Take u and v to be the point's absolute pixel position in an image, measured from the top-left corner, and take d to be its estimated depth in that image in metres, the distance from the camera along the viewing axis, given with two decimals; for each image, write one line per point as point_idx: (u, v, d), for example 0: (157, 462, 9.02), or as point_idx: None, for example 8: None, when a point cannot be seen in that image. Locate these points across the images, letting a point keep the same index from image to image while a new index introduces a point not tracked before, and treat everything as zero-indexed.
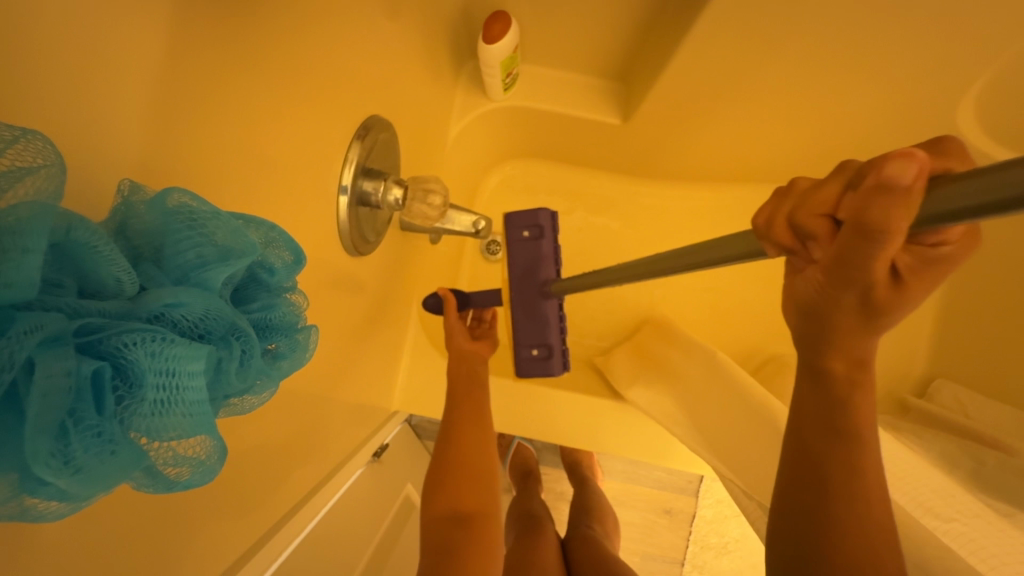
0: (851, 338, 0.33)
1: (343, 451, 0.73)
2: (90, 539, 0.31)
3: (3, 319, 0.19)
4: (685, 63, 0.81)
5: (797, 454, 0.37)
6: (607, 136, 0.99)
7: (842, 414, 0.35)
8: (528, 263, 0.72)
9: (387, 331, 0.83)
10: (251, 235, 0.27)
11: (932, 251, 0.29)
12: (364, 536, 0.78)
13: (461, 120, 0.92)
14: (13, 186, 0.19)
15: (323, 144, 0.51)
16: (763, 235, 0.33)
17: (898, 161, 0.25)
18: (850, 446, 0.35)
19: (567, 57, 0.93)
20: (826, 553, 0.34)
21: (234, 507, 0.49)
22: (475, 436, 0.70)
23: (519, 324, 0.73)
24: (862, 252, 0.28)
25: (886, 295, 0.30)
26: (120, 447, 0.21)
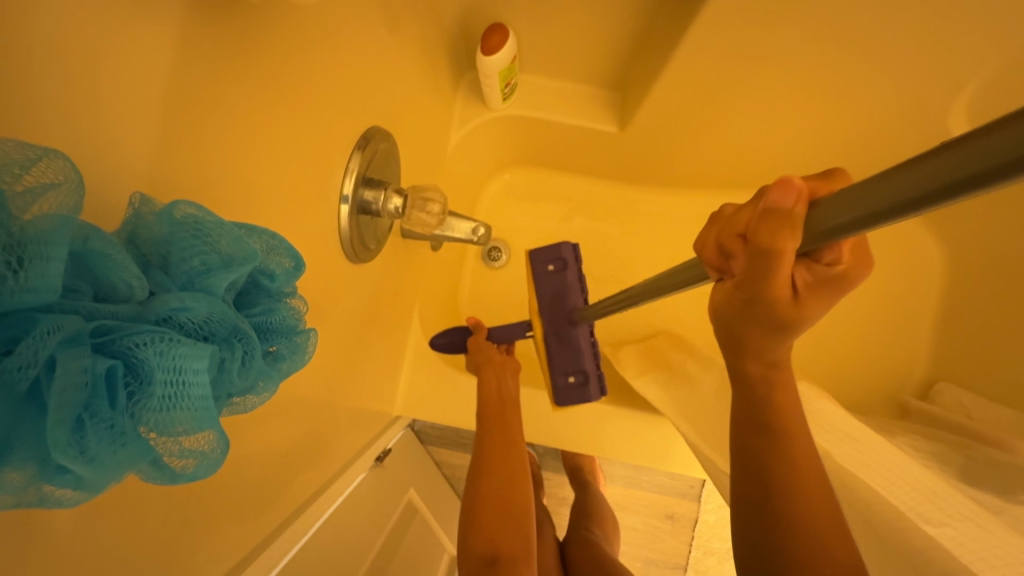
0: (766, 344, 0.41)
1: (344, 454, 0.74)
2: (101, 533, 0.33)
3: (27, 319, 0.20)
4: (680, 71, 0.82)
5: (741, 453, 0.44)
6: (605, 143, 1.00)
7: (767, 412, 0.43)
8: (556, 296, 0.75)
9: (388, 337, 0.85)
10: (253, 244, 0.28)
11: (827, 271, 0.36)
12: (366, 542, 0.78)
13: (460, 129, 0.93)
14: (40, 199, 0.20)
15: (325, 154, 0.52)
16: (700, 254, 0.39)
17: (779, 190, 0.30)
18: (777, 439, 0.43)
19: (564, 67, 0.95)
20: (771, 535, 0.40)
21: (236, 509, 0.50)
22: (502, 468, 0.71)
23: (553, 353, 0.76)
24: (763, 269, 0.34)
25: (790, 306, 0.37)
26: (130, 440, 0.23)
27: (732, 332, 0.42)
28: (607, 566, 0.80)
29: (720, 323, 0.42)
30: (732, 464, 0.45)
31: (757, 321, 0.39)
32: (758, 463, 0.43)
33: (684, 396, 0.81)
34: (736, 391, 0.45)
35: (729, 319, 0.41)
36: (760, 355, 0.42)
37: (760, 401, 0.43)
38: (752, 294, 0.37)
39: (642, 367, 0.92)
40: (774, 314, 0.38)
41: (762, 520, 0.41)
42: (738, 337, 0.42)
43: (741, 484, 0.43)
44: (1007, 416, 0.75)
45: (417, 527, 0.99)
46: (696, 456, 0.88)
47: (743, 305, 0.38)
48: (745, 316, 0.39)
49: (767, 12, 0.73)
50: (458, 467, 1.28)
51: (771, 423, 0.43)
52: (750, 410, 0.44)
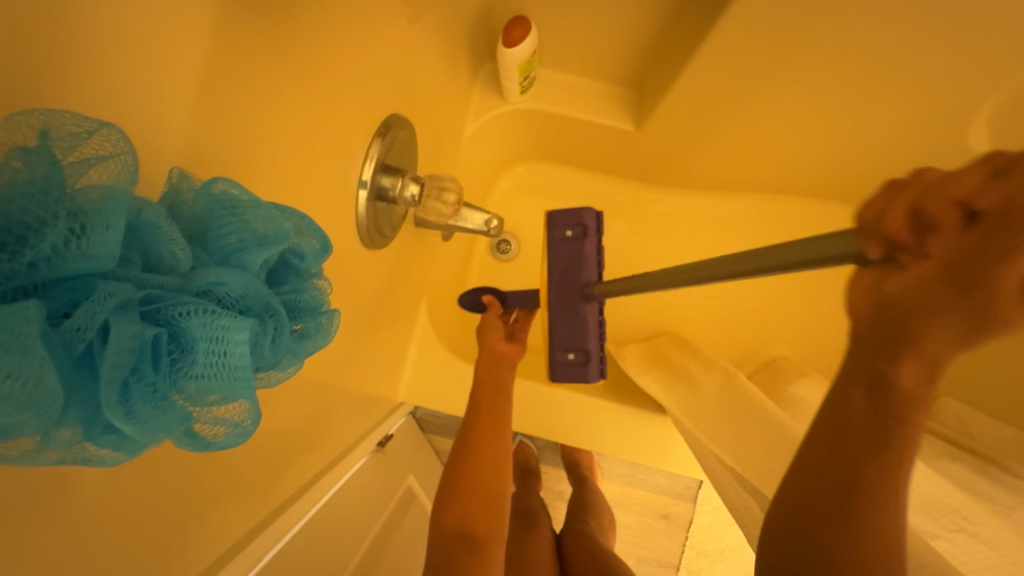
0: (932, 347, 0.31)
1: (344, 441, 0.76)
2: (121, 495, 0.34)
3: (85, 284, 0.21)
4: (701, 72, 0.82)
5: (827, 457, 0.36)
6: (620, 142, 1.00)
7: (887, 432, 0.34)
8: (569, 263, 0.76)
9: (396, 325, 0.85)
10: (286, 223, 0.29)
11: None
12: (362, 529, 0.79)
13: (477, 120, 0.94)
14: (98, 167, 0.21)
15: (346, 139, 0.53)
16: (867, 228, 0.31)
17: None
18: (886, 461, 0.34)
19: (584, 63, 0.94)
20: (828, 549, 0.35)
21: (240, 487, 0.50)
22: (490, 445, 0.72)
23: (556, 325, 0.76)
24: (1005, 242, 0.27)
25: (1005, 304, 0.28)
26: (169, 405, 0.23)
27: (885, 322, 0.32)
28: (601, 561, 0.81)
29: (865, 311, 0.33)
30: (800, 461, 0.38)
31: (943, 316, 0.30)
32: (849, 480, 0.35)
33: (686, 396, 0.81)
34: (844, 393, 0.36)
35: (890, 307, 0.32)
36: (921, 363, 0.32)
37: (885, 418, 0.34)
38: (963, 275, 0.29)
39: (646, 366, 0.93)
40: (977, 312, 0.29)
41: (825, 540, 0.36)
42: (892, 333, 0.32)
43: (805, 489, 0.37)
44: (1006, 434, 0.75)
45: (415, 516, 1.00)
46: (694, 457, 0.89)
47: (938, 291, 0.30)
48: (921, 309, 0.30)
49: (793, 16, 0.73)
50: None
51: (887, 443, 0.34)
52: (866, 424, 0.35)
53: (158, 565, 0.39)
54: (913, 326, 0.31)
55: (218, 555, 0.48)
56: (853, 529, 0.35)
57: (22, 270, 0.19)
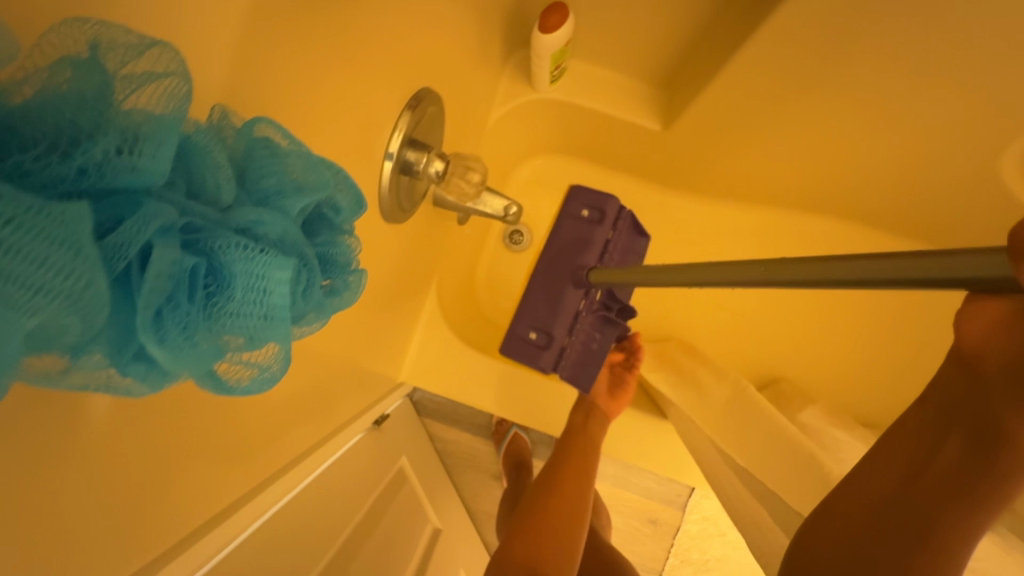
0: None
1: (341, 416, 0.76)
2: (136, 445, 0.34)
3: (130, 202, 0.21)
4: (738, 73, 0.80)
5: (897, 498, 0.37)
6: (645, 141, 0.98)
7: (977, 484, 0.35)
8: (575, 236, 1.01)
9: (404, 303, 0.85)
10: (325, 172, 0.29)
11: None
12: (346, 506, 0.78)
13: (503, 107, 0.93)
14: (154, 83, 0.21)
15: (375, 109, 0.52)
16: None
17: None
18: (966, 512, 0.35)
19: (616, 57, 0.93)
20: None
21: (233, 451, 0.49)
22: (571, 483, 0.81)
23: (538, 299, 1.00)
24: None
25: None
26: (201, 340, 0.23)
27: (1015, 372, 0.31)
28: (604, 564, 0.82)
29: (994, 362, 0.32)
30: (867, 495, 0.39)
31: None
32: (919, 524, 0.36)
33: (693, 396, 0.82)
34: (936, 438, 0.36)
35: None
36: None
37: (983, 473, 0.34)
38: None
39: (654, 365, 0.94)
40: None
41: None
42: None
43: (869, 533, 0.38)
44: None
45: (404, 498, 1.00)
46: (691, 461, 0.88)
47: None
48: None
49: (840, 22, 0.71)
50: (450, 443, 1.29)
51: (973, 494, 0.35)
52: (954, 470, 0.35)
53: (156, 517, 0.40)
54: None
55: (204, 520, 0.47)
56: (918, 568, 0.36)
57: (70, 175, 0.19)
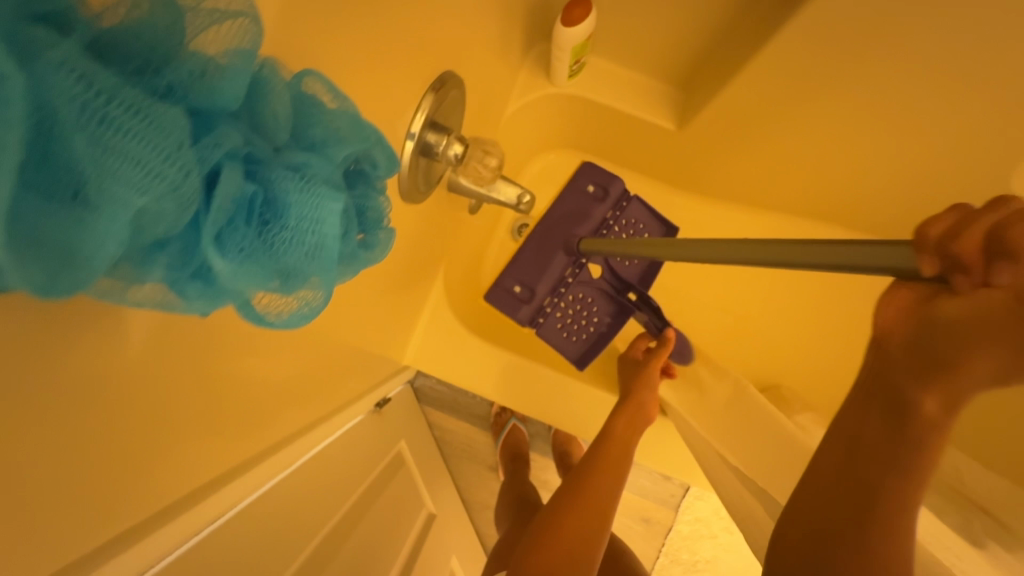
0: (959, 385, 0.35)
1: (343, 394, 0.77)
2: (164, 398, 0.35)
3: (200, 126, 0.22)
4: (758, 73, 0.81)
5: (843, 474, 0.41)
6: (659, 140, 0.99)
7: (907, 455, 0.38)
8: (575, 209, 1.05)
9: (412, 286, 0.86)
10: (367, 128, 0.31)
11: None
12: (342, 484, 0.79)
13: (521, 98, 0.94)
14: (228, 22, 0.22)
15: (401, 88, 0.53)
16: (930, 246, 0.32)
17: None
18: (902, 484, 0.38)
19: (635, 55, 0.94)
20: (833, 552, 0.39)
21: (243, 414, 0.50)
22: (606, 480, 0.73)
23: (528, 257, 1.04)
24: None
25: None
26: (254, 264, 0.24)
27: (914, 350, 0.37)
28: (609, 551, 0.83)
29: (901, 337, 0.37)
30: (822, 475, 0.42)
31: (986, 358, 0.34)
32: (863, 498, 0.39)
33: (694, 402, 0.84)
34: (865, 416, 0.40)
35: (923, 337, 0.36)
36: (945, 392, 0.36)
37: (909, 443, 0.38)
38: None
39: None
40: None
41: (835, 554, 0.39)
42: (931, 358, 0.36)
43: (819, 509, 0.41)
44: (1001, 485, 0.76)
45: (400, 482, 1.01)
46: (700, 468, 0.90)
47: (1008, 319, 0.32)
48: (959, 349, 0.34)
49: (864, 27, 0.72)
50: (448, 432, 1.30)
51: (906, 465, 0.38)
52: (883, 442, 0.39)
53: (173, 472, 0.40)
54: (958, 363, 0.35)
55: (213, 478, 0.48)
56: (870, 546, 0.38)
57: (156, 91, 0.20)
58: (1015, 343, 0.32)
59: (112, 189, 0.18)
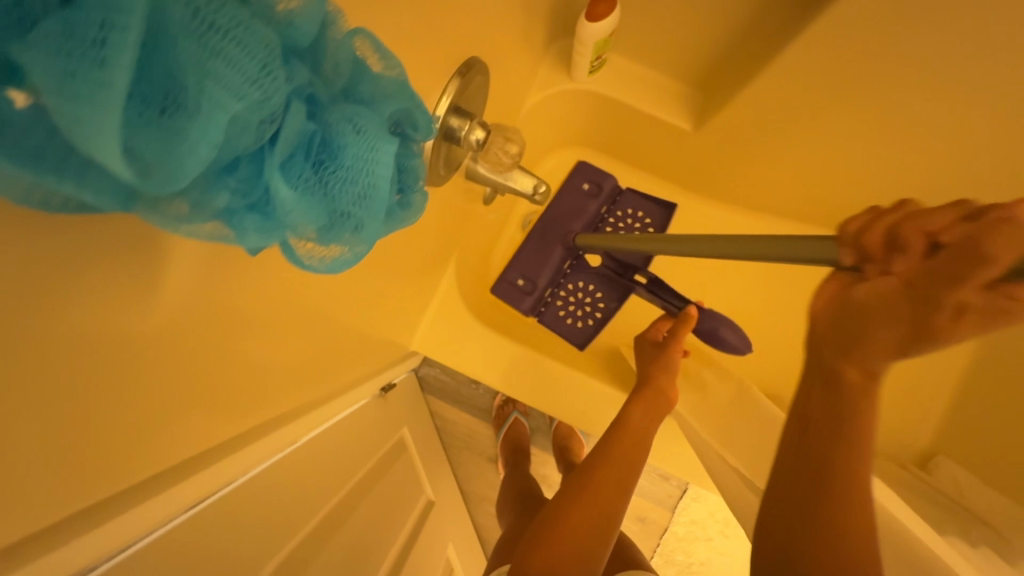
0: (871, 354, 0.44)
1: (350, 374, 0.78)
2: (174, 352, 0.36)
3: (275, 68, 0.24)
4: (779, 75, 0.82)
5: (801, 437, 0.47)
6: (675, 140, 1.00)
7: (849, 414, 0.45)
8: (572, 206, 1.08)
9: (424, 272, 0.87)
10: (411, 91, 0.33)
11: (1005, 302, 0.36)
12: (345, 462, 0.80)
13: (540, 93, 0.95)
14: None
15: (426, 71, 0.54)
16: (850, 241, 0.40)
17: None
18: (849, 440, 0.45)
19: (655, 55, 0.95)
20: (793, 501, 0.45)
21: (255, 381, 0.51)
22: (624, 462, 0.71)
23: (527, 252, 1.07)
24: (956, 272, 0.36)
25: (945, 324, 0.39)
26: (313, 200, 0.26)
27: (840, 328, 0.45)
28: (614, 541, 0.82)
29: (830, 316, 0.46)
30: (785, 439, 0.49)
31: (890, 331, 0.42)
32: (818, 454, 0.46)
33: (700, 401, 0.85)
34: (813, 386, 0.48)
35: (849, 313, 0.44)
36: (863, 361, 0.45)
37: (848, 403, 0.45)
38: (922, 288, 0.38)
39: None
40: (930, 320, 0.39)
41: (793, 501, 0.45)
42: (851, 333, 0.44)
43: (783, 466, 0.48)
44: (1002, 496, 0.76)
45: (401, 467, 1.02)
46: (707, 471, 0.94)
47: (907, 298, 0.39)
48: (868, 320, 0.43)
49: (888, 33, 0.72)
50: (449, 422, 1.31)
51: (849, 424, 0.45)
52: (830, 404, 0.46)
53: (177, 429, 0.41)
54: (870, 334, 0.43)
55: (213, 443, 0.49)
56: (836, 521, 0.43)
57: None
58: (908, 320, 0.40)
59: (210, 97, 0.20)
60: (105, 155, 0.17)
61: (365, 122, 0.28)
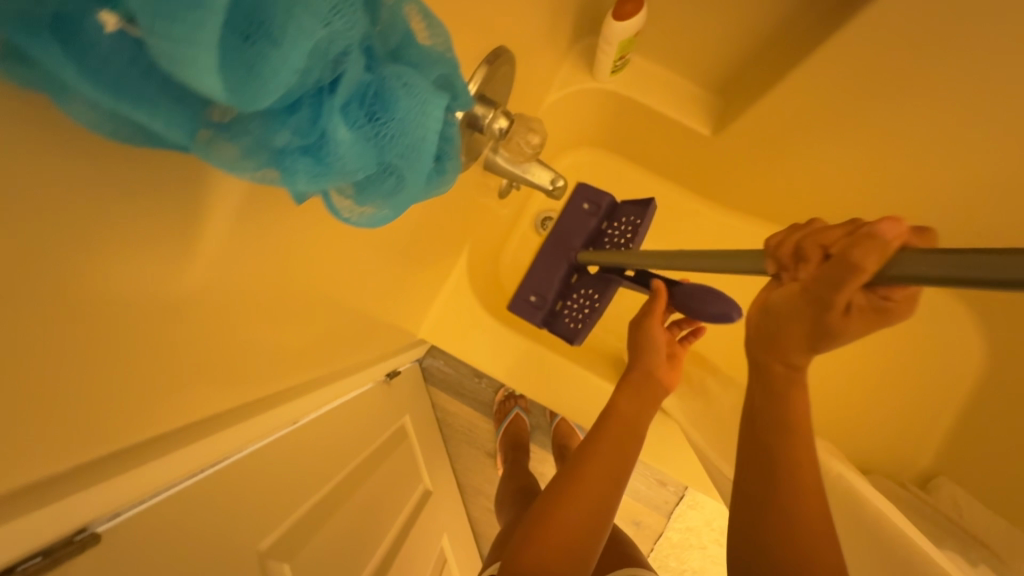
0: (788, 351, 0.50)
1: (357, 354, 0.79)
2: (193, 309, 0.37)
3: None
4: (800, 83, 0.82)
5: (751, 433, 0.53)
6: (692, 145, 1.00)
7: (784, 409, 0.51)
8: (575, 224, 1.02)
9: (432, 257, 0.88)
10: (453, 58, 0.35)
11: (881, 301, 0.42)
12: (349, 442, 0.80)
13: (561, 89, 0.95)
14: None
15: None
16: (770, 253, 0.49)
17: (891, 221, 0.38)
18: (790, 432, 0.50)
19: (678, 58, 0.95)
20: (752, 491, 0.51)
21: (267, 351, 0.52)
22: (620, 447, 0.68)
23: (536, 270, 1.03)
24: (833, 279, 0.41)
25: (837, 321, 0.44)
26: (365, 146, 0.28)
27: (765, 332, 0.52)
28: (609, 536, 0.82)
29: (758, 320, 0.52)
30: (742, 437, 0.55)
31: (795, 329, 0.48)
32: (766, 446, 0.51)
33: (700, 410, 0.85)
34: (756, 386, 0.54)
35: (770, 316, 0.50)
36: (785, 359, 0.51)
37: (781, 397, 0.52)
38: (816, 293, 0.44)
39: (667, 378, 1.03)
40: (826, 320, 0.44)
41: (752, 492, 0.51)
42: (774, 335, 0.51)
43: (742, 462, 0.53)
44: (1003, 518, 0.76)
45: (402, 453, 1.02)
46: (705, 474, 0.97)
47: (806, 302, 0.46)
48: (783, 321, 0.49)
49: (912, 46, 0.72)
50: (450, 414, 1.31)
51: (786, 418, 0.51)
52: (769, 402, 0.52)
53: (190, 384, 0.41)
54: (782, 334, 0.50)
55: (224, 409, 0.50)
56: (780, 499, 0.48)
57: None
58: (811, 322, 0.46)
59: (295, 25, 0.21)
60: (200, 76, 0.19)
61: (416, 79, 0.30)
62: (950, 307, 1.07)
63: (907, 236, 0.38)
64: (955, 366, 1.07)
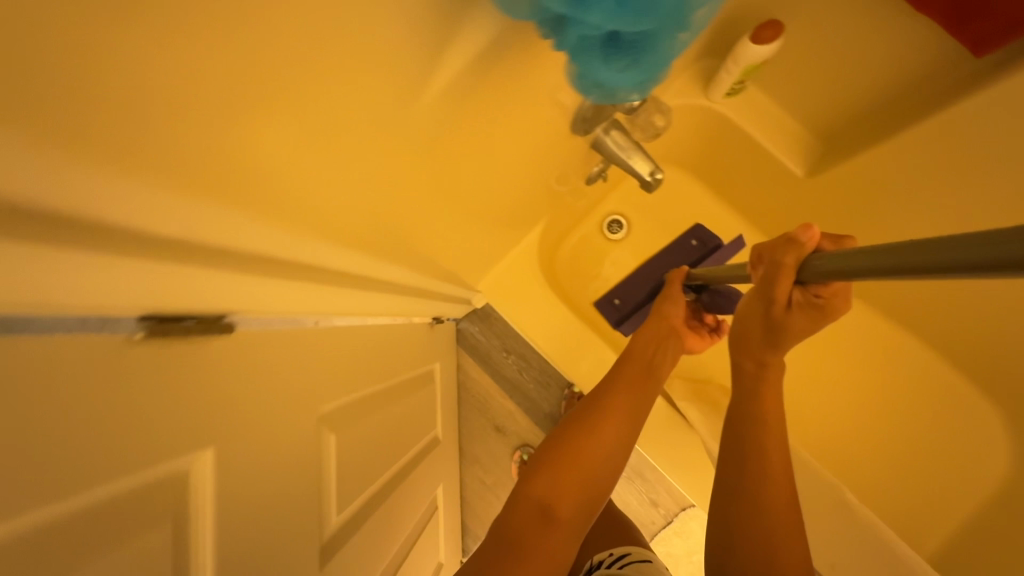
0: (758, 348, 0.64)
1: (427, 280, 0.84)
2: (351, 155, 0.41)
3: None
4: (899, 147, 0.85)
5: (730, 434, 0.66)
6: (780, 184, 1.04)
7: (759, 414, 0.64)
8: (677, 255, 1.06)
9: (505, 211, 0.94)
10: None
11: (813, 298, 0.56)
12: (393, 360, 0.84)
13: (675, 98, 1.00)
14: None
15: None
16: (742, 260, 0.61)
17: (803, 226, 0.51)
18: (761, 434, 0.63)
19: (793, 99, 0.99)
20: (727, 482, 0.63)
21: (370, 231, 0.57)
22: (632, 399, 0.70)
23: (629, 280, 1.09)
24: (768, 280, 0.54)
25: (779, 315, 0.57)
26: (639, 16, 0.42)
27: (738, 334, 0.66)
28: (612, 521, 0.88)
29: (733, 320, 0.66)
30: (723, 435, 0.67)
31: (755, 327, 0.62)
32: (740, 446, 0.64)
33: None
34: (738, 394, 0.67)
35: (741, 316, 0.64)
36: (754, 356, 0.65)
37: (759, 401, 0.65)
38: (760, 293, 0.57)
39: (690, 397, 1.08)
40: (773, 315, 0.58)
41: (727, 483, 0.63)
42: (744, 335, 0.64)
43: (721, 461, 0.66)
44: None
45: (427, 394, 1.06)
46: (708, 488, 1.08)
47: (758, 299, 0.59)
48: (746, 316, 0.62)
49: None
50: (471, 378, 1.35)
51: (760, 423, 0.64)
52: (746, 405, 0.65)
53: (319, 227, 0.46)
54: (748, 330, 0.63)
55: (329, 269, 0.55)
56: (751, 498, 0.60)
57: None
58: (765, 318, 0.59)
59: None
60: None
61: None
62: (985, 408, 1.08)
63: (818, 239, 0.51)
64: (975, 469, 1.08)
